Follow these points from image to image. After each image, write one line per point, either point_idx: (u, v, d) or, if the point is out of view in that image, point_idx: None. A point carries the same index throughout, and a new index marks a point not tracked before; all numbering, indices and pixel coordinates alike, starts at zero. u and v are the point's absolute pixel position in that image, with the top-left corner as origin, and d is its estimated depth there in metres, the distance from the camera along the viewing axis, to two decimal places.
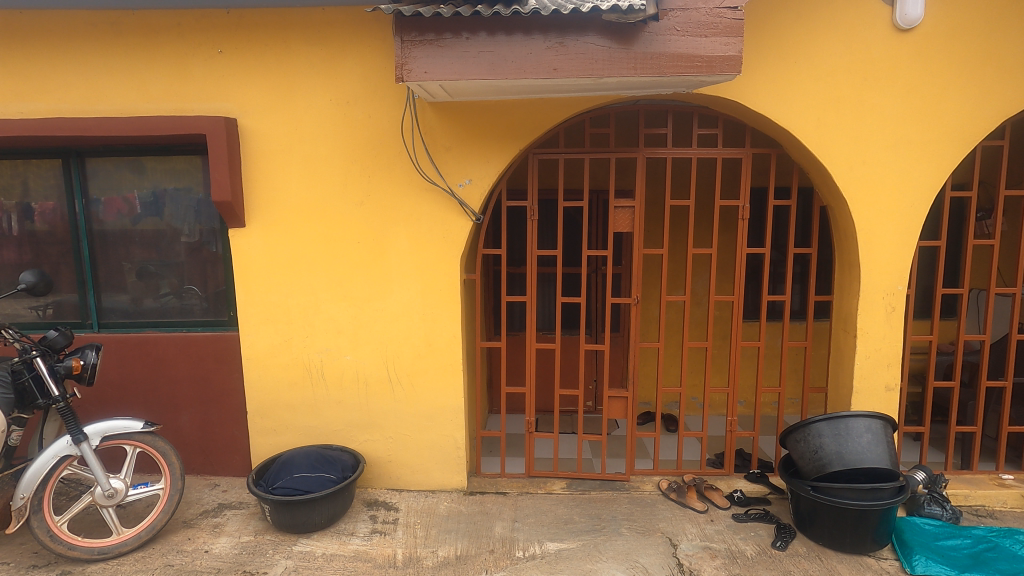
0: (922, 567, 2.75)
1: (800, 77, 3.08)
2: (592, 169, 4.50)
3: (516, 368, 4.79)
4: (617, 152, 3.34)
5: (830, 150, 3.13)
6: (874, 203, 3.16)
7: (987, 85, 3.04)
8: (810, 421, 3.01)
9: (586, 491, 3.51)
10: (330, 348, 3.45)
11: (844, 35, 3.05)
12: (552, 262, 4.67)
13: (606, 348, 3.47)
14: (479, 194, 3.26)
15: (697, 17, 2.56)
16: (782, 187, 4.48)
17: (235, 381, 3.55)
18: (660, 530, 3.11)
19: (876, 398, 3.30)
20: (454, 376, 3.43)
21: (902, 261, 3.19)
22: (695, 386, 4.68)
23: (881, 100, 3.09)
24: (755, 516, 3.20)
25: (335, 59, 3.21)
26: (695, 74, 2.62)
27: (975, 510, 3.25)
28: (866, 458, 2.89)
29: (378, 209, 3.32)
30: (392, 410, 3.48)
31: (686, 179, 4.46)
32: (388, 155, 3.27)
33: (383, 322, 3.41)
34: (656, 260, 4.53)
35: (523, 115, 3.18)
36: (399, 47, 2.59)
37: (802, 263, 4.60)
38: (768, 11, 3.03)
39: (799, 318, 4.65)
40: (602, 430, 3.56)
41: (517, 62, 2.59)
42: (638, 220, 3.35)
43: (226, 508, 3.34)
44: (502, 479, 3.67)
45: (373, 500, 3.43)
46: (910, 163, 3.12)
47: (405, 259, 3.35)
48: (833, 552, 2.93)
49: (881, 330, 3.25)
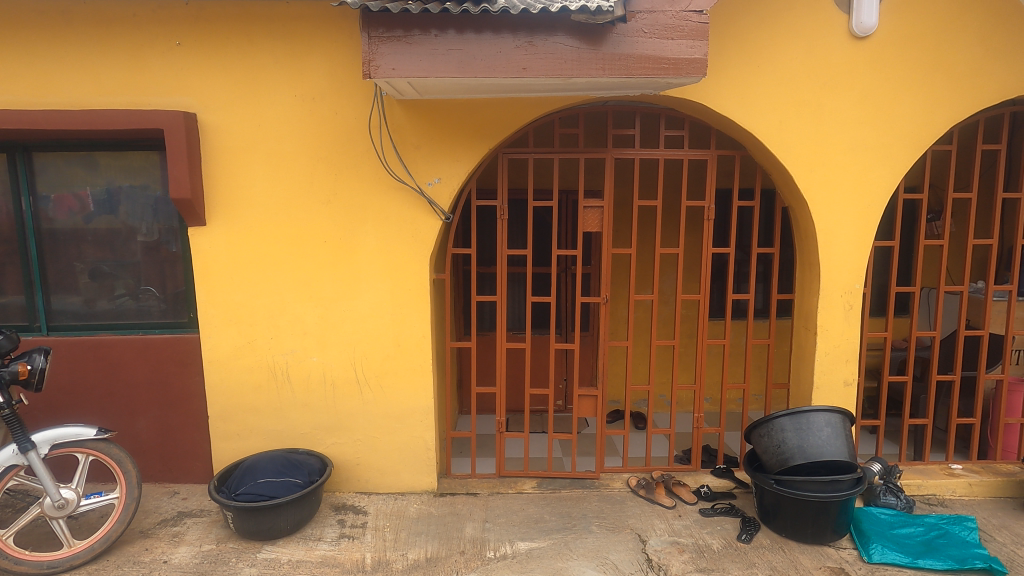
0: (879, 555, 2.86)
1: (763, 81, 3.16)
2: (562, 169, 4.52)
3: (486, 367, 4.77)
4: (586, 152, 3.35)
5: (791, 153, 3.22)
6: (832, 204, 3.27)
7: (936, 92, 3.18)
8: (773, 416, 3.09)
9: (556, 489, 3.53)
10: (297, 349, 3.37)
11: (804, 41, 3.14)
12: (521, 262, 4.66)
13: (576, 346, 3.48)
14: (449, 193, 3.24)
15: (663, 20, 2.60)
16: (746, 189, 4.59)
17: (196, 385, 3.43)
18: (629, 527, 3.14)
19: (835, 392, 3.41)
20: (423, 377, 3.39)
21: (859, 260, 3.31)
22: (664, 384, 4.75)
23: (839, 104, 3.19)
24: (722, 510, 3.27)
25: (300, 56, 3.14)
26: (662, 76, 2.65)
27: (927, 499, 3.39)
28: (825, 451, 2.99)
29: (346, 207, 3.26)
30: (361, 412, 3.42)
31: (653, 179, 4.52)
32: (356, 154, 3.21)
33: (351, 322, 3.35)
34: (625, 260, 4.58)
35: (492, 114, 3.17)
36: (366, 43, 2.55)
37: (764, 263, 4.72)
38: (733, 15, 3.10)
39: (762, 316, 4.77)
40: (572, 428, 3.56)
41: (487, 60, 2.58)
42: (606, 220, 3.38)
43: (186, 516, 3.23)
44: (473, 479, 3.65)
45: (340, 504, 3.37)
46: (866, 165, 3.24)
47: (373, 258, 3.30)
48: (795, 543, 3.01)
49: (840, 327, 3.36)
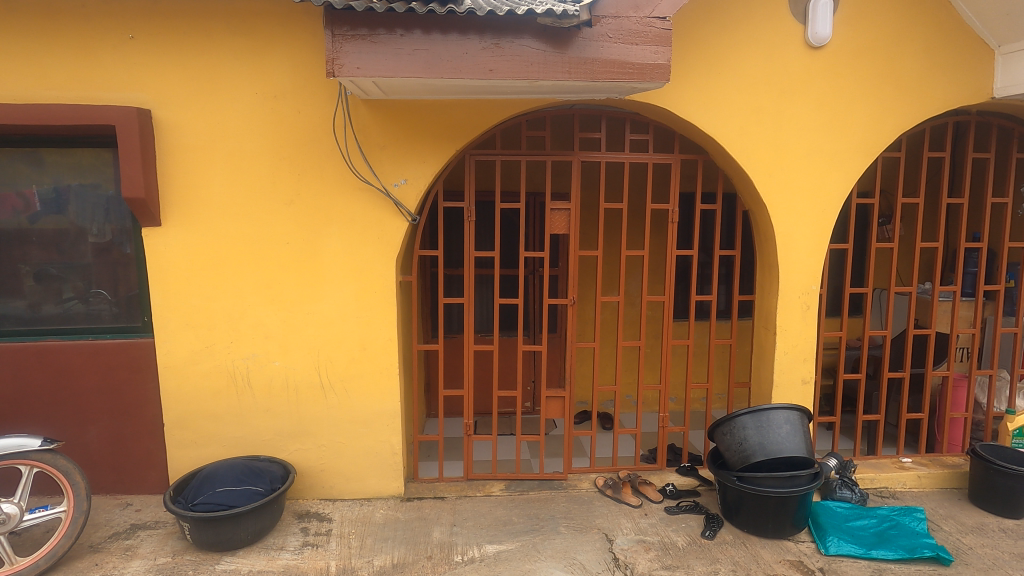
0: (835, 547, 2.96)
1: (725, 88, 3.24)
2: (530, 171, 4.53)
3: (453, 370, 4.74)
4: (554, 155, 3.37)
5: (751, 158, 3.31)
6: (790, 208, 3.37)
7: (886, 101, 3.32)
8: (735, 414, 3.17)
9: (524, 491, 3.53)
10: (258, 353, 3.28)
11: (763, 50, 3.23)
12: (489, 264, 4.65)
13: (544, 348, 3.49)
14: (415, 194, 3.20)
15: (628, 25, 2.64)
16: (709, 193, 4.70)
17: (151, 392, 3.30)
18: (597, 527, 3.17)
19: (793, 390, 3.51)
20: (390, 380, 3.35)
21: (814, 262, 3.42)
22: (630, 384, 4.81)
23: (796, 112, 3.30)
24: (686, 508, 3.34)
25: (262, 52, 3.06)
26: (627, 80, 2.69)
27: (880, 492, 3.52)
28: (785, 447, 3.08)
29: (309, 208, 3.19)
30: (325, 417, 3.34)
31: (619, 182, 4.58)
32: (320, 154, 3.15)
33: (315, 325, 3.28)
34: (592, 261, 4.63)
35: (459, 115, 3.16)
36: (330, 41, 2.50)
37: (726, 265, 4.83)
38: (695, 23, 3.17)
39: (725, 316, 4.89)
40: (540, 430, 3.57)
41: (453, 61, 2.57)
42: (573, 222, 3.41)
43: (140, 529, 3.10)
44: (440, 484, 3.61)
45: (304, 512, 3.30)
46: (822, 170, 3.36)
47: (339, 260, 3.24)
48: (756, 538, 3.09)
49: (798, 327, 3.46)
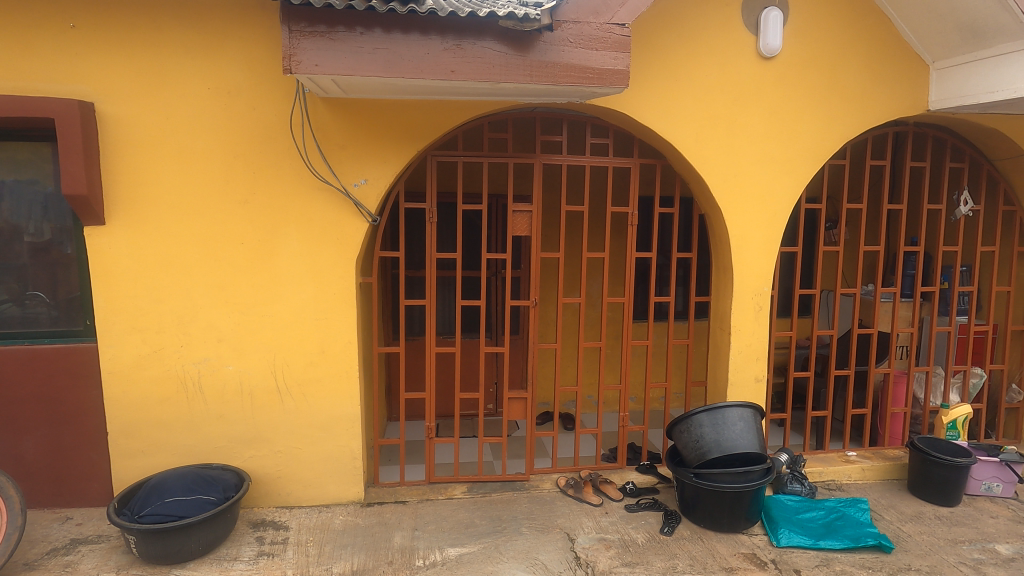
0: (785, 538, 3.07)
1: (682, 95, 3.32)
2: (492, 173, 4.53)
3: (414, 373, 4.69)
4: (515, 157, 3.38)
5: (707, 163, 3.40)
6: (743, 212, 3.49)
7: (832, 111, 3.48)
8: (692, 412, 3.26)
9: (486, 493, 3.53)
10: (210, 357, 3.16)
11: (718, 60, 3.34)
12: (450, 265, 4.63)
13: (506, 349, 3.49)
14: (376, 194, 3.16)
15: (588, 30, 2.67)
16: (666, 197, 4.81)
17: (94, 399, 3.14)
18: (558, 527, 3.20)
19: (747, 388, 3.63)
20: (349, 383, 3.29)
21: (766, 264, 3.55)
22: (591, 384, 4.87)
23: (749, 119, 3.42)
24: (646, 505, 3.40)
25: (215, 47, 2.96)
26: (588, 85, 2.73)
27: (828, 484, 3.68)
28: (739, 443, 3.18)
29: (264, 208, 3.10)
30: (282, 422, 3.25)
31: (580, 185, 4.64)
32: (276, 152, 3.07)
33: (271, 328, 3.19)
34: (553, 263, 4.67)
35: (420, 116, 3.13)
36: (286, 36, 2.44)
37: (683, 267, 4.96)
38: (653, 31, 3.24)
39: (682, 317, 5.01)
40: (502, 432, 3.56)
41: (414, 61, 2.55)
42: (535, 224, 3.42)
43: (81, 544, 2.94)
44: (402, 487, 3.57)
45: (259, 520, 3.20)
46: (773, 176, 3.48)
47: (296, 261, 3.16)
48: (712, 533, 3.18)
49: (751, 328, 3.58)
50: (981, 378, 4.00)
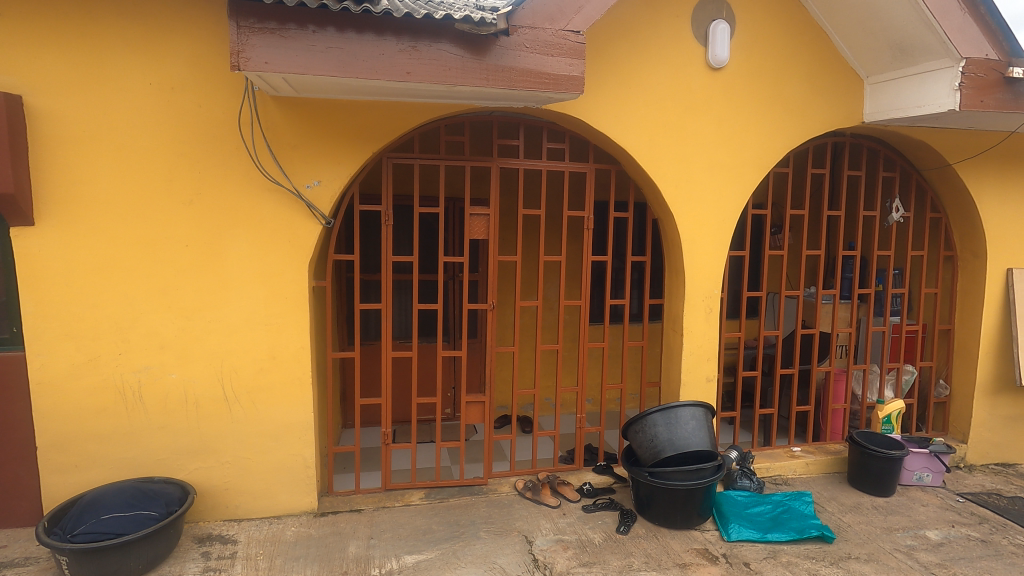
0: (735, 533, 3.18)
1: (635, 102, 3.40)
2: (449, 176, 4.50)
3: (370, 378, 4.61)
4: (472, 160, 3.37)
5: (659, 169, 3.49)
6: (694, 217, 3.59)
7: (775, 121, 3.64)
8: (647, 413, 3.33)
9: (444, 498, 3.49)
10: (152, 365, 3.01)
11: (669, 69, 3.44)
12: (407, 269, 4.58)
13: (464, 353, 3.46)
14: (329, 196, 3.09)
15: (543, 37, 2.70)
16: (621, 202, 4.90)
17: (20, 411, 2.93)
18: (516, 529, 3.20)
19: (698, 388, 3.73)
20: (302, 390, 3.20)
21: (715, 268, 3.67)
22: (549, 387, 4.90)
23: (698, 128, 3.53)
24: (603, 505, 3.45)
25: (156, 41, 2.83)
26: (543, 90, 2.76)
27: (775, 479, 3.82)
28: (691, 442, 3.27)
29: (211, 209, 2.98)
30: (230, 431, 3.13)
31: (537, 189, 4.67)
32: (223, 152, 2.96)
33: (219, 333, 3.07)
34: (511, 267, 4.68)
35: (375, 117, 3.08)
36: (234, 32, 2.36)
37: (638, 270, 5.06)
38: (607, 39, 3.31)
39: (636, 320, 5.12)
40: (460, 436, 3.53)
41: (369, 62, 2.51)
42: (492, 227, 3.42)
43: (5, 568, 2.74)
44: (357, 495, 3.49)
45: (205, 535, 3.06)
46: (721, 182, 3.61)
47: (245, 264, 3.05)
48: (666, 530, 3.26)
49: (702, 329, 3.69)
50: (913, 374, 4.20)
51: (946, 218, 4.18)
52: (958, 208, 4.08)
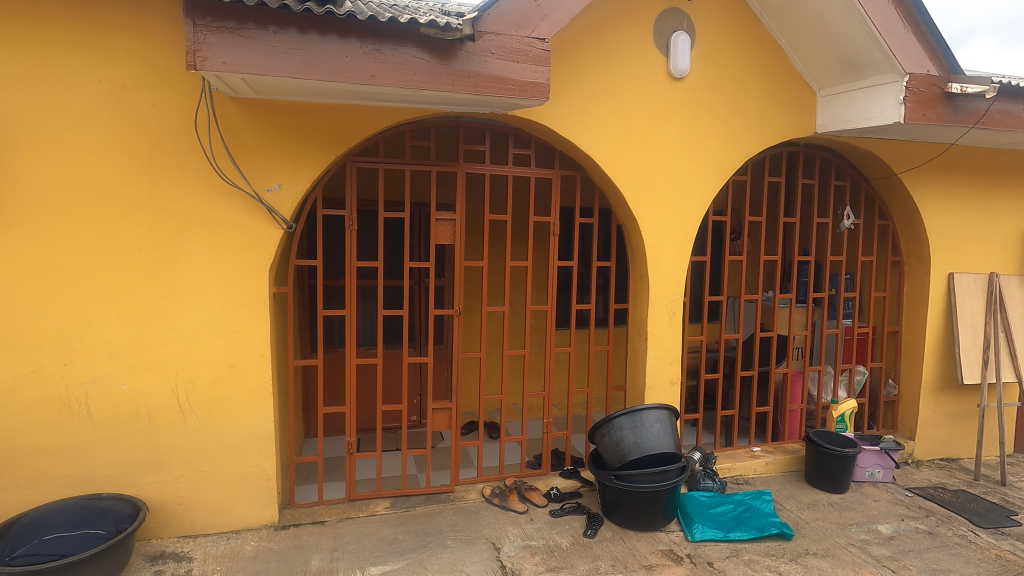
0: (699, 533, 3.24)
1: (599, 110, 3.45)
2: (415, 181, 4.47)
3: (334, 386, 4.51)
4: (438, 165, 3.35)
5: (623, 176, 3.55)
6: (658, 223, 3.66)
7: (734, 130, 3.75)
8: (613, 416, 3.36)
9: (410, 507, 3.44)
10: (101, 376, 2.87)
11: (633, 78, 3.50)
12: (372, 274, 4.51)
13: (431, 360, 3.42)
14: (291, 200, 3.02)
15: (509, 43, 2.71)
16: (586, 208, 4.95)
17: None
18: (484, 537, 3.18)
19: (663, 390, 3.79)
20: (262, 400, 3.10)
21: (678, 273, 3.75)
22: (515, 393, 4.90)
23: (661, 136, 3.60)
24: (570, 509, 3.47)
25: (106, 37, 2.71)
26: (509, 96, 2.76)
27: (736, 479, 3.92)
28: (656, 444, 3.32)
29: (166, 213, 2.87)
30: (185, 444, 3.01)
31: (503, 195, 4.68)
32: (179, 154, 2.86)
33: (173, 342, 2.95)
34: (477, 272, 4.67)
35: (339, 120, 3.03)
36: (191, 31, 2.29)
37: (604, 275, 5.12)
38: (573, 47, 3.35)
39: (602, 324, 5.18)
40: (427, 444, 3.48)
41: (332, 64, 2.47)
42: (459, 233, 3.41)
43: None
44: (320, 507, 3.40)
45: (157, 553, 2.92)
46: (683, 189, 3.69)
47: (202, 270, 2.95)
48: (632, 532, 3.29)
49: (666, 333, 3.76)
50: (864, 375, 4.41)
51: (893, 225, 4.39)
52: (904, 216, 4.28)
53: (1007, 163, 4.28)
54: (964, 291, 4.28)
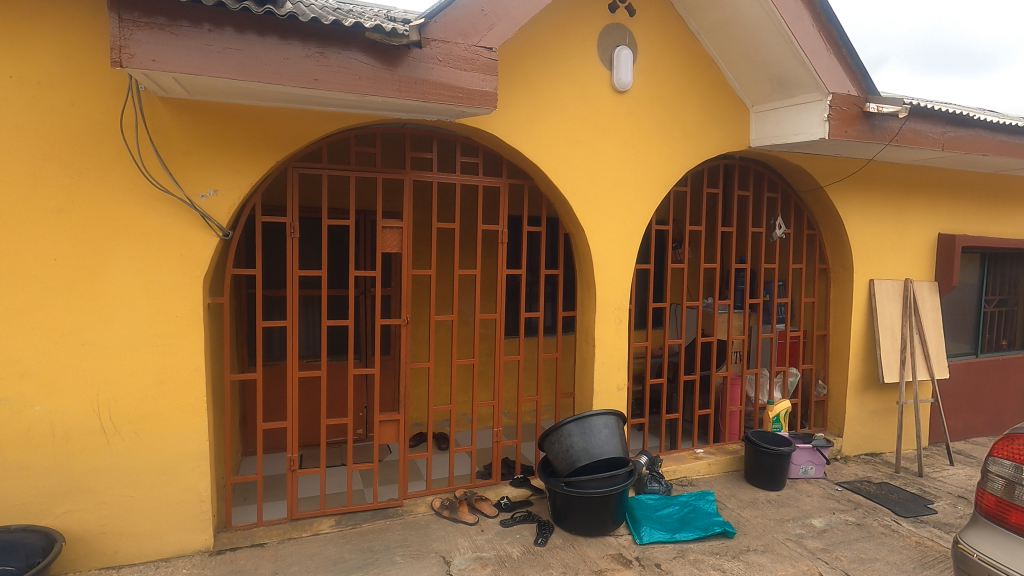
0: (647, 535, 3.29)
1: (546, 120, 3.49)
2: (360, 189, 4.36)
3: (274, 400, 4.32)
4: (385, 172, 3.29)
5: (570, 185, 3.60)
6: (604, 232, 3.73)
7: (675, 143, 3.88)
8: (562, 423, 3.38)
9: (356, 524, 3.33)
10: (10, 397, 2.62)
11: (578, 90, 3.57)
12: (315, 284, 4.37)
13: (378, 370, 3.32)
14: (227, 207, 2.87)
15: (456, 51, 2.70)
16: (534, 217, 5.00)
17: None
18: (434, 551, 3.11)
19: (610, 397, 3.85)
20: (196, 417, 2.93)
21: (624, 280, 3.84)
22: (464, 403, 4.85)
23: (606, 147, 3.68)
24: (520, 518, 3.45)
25: (17, 28, 2.50)
26: (457, 104, 2.75)
27: (681, 481, 4.02)
28: (604, 449, 3.36)
29: (87, 219, 2.68)
30: (108, 467, 2.79)
31: (451, 203, 4.65)
32: (102, 156, 2.67)
33: (96, 357, 2.74)
34: (425, 281, 4.61)
35: (279, 124, 2.92)
36: (115, 26, 2.15)
37: (552, 284, 5.18)
38: (520, 58, 3.38)
39: (550, 332, 5.22)
40: (374, 457, 3.38)
41: (272, 66, 2.38)
42: (406, 240, 3.35)
43: None
44: (259, 529, 3.23)
45: None
46: (627, 199, 3.79)
47: (128, 279, 2.76)
48: (582, 538, 3.31)
49: (612, 340, 3.83)
50: (797, 377, 4.65)
51: (820, 235, 4.67)
52: (829, 226, 4.56)
53: (917, 179, 4.64)
54: (883, 296, 4.60)
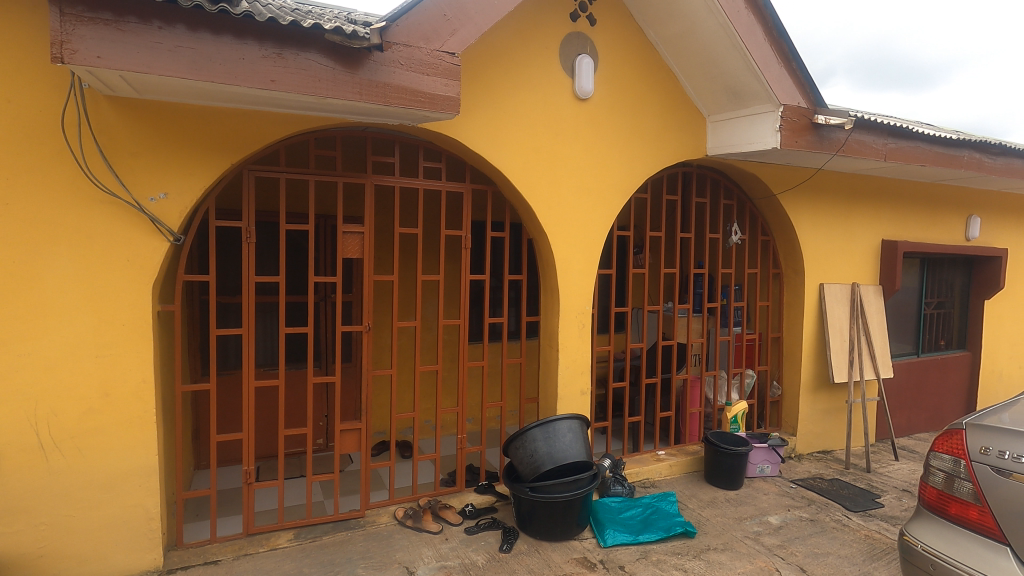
0: (611, 538, 3.32)
1: (509, 126, 3.51)
2: (319, 193, 4.27)
3: (229, 411, 4.16)
4: (346, 176, 3.23)
5: (533, 191, 3.62)
6: (566, 236, 3.76)
7: (635, 150, 3.96)
8: (527, 428, 3.38)
9: (316, 537, 3.24)
10: None
11: (541, 97, 3.60)
12: (273, 290, 4.25)
13: (338, 378, 3.24)
14: (179, 211, 2.76)
15: (418, 55, 2.68)
16: (497, 223, 5.00)
17: None
18: (397, 561, 3.05)
19: (574, 401, 3.88)
20: (144, 430, 2.79)
21: (586, 285, 3.87)
22: (428, 410, 4.80)
23: (568, 153, 3.72)
24: (485, 525, 3.43)
25: None
26: (419, 108, 2.73)
27: (644, 482, 4.08)
28: (569, 453, 3.38)
29: (25, 223, 2.53)
30: (47, 485, 2.62)
31: (413, 208, 4.61)
32: (41, 156, 2.53)
33: (34, 369, 2.58)
34: (387, 287, 4.55)
35: (235, 126, 2.84)
36: (57, 20, 2.05)
37: (515, 289, 5.19)
38: (483, 63, 3.38)
39: (514, 337, 5.23)
40: (335, 467, 3.30)
41: (227, 66, 2.30)
42: (368, 246, 3.29)
43: None
44: (213, 545, 3.11)
45: None
46: (590, 205, 3.83)
47: (70, 286, 2.62)
48: (547, 543, 3.31)
49: (576, 344, 3.85)
50: (753, 378, 4.79)
51: (773, 240, 4.84)
52: (782, 232, 4.73)
53: (862, 187, 4.86)
54: (832, 300, 4.79)
